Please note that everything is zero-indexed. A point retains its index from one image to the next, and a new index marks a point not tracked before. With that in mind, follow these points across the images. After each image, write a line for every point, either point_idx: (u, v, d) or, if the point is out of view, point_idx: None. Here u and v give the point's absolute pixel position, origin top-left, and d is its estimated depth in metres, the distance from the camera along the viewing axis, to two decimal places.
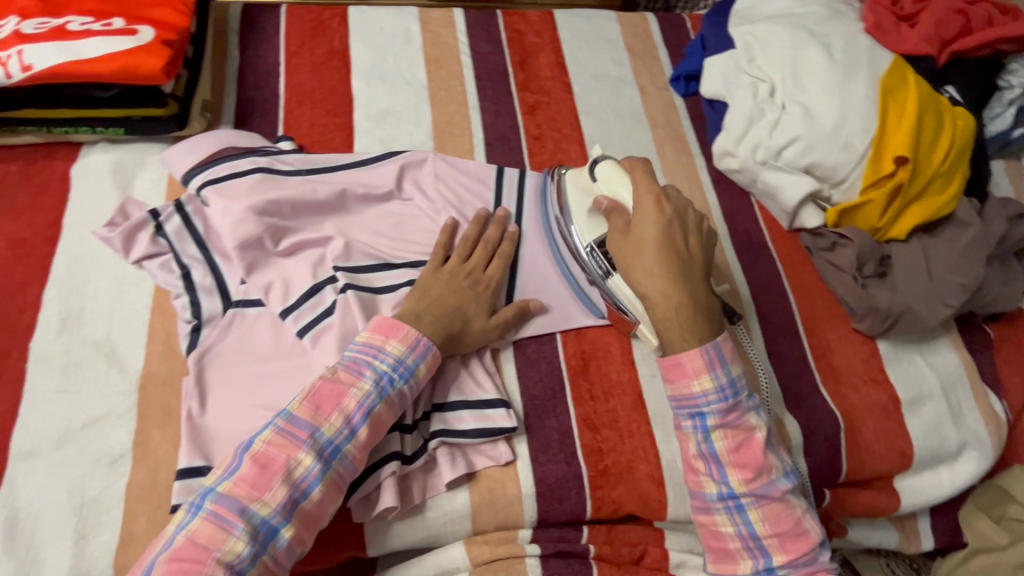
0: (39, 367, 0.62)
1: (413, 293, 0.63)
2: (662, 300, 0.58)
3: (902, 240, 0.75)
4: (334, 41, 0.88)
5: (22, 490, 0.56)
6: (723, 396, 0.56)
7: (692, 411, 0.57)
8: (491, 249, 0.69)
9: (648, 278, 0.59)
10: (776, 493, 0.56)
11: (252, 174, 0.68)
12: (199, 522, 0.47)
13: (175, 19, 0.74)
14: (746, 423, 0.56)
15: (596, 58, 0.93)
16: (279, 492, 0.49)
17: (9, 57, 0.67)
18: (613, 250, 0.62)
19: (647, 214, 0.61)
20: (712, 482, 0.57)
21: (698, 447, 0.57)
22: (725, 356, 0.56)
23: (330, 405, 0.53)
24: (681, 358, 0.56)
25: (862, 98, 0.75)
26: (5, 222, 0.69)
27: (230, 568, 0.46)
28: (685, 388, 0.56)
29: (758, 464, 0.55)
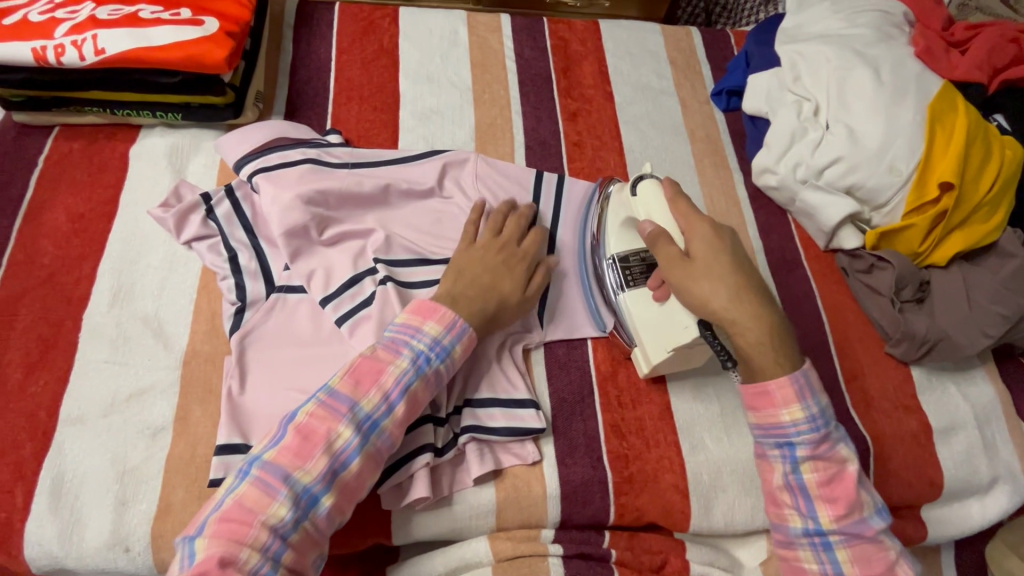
0: (91, 337, 0.65)
1: (448, 275, 0.63)
2: (754, 327, 0.55)
3: (942, 266, 0.74)
4: (384, 40, 0.91)
5: (69, 453, 0.59)
6: (814, 426, 0.54)
7: (779, 441, 0.55)
8: (524, 226, 0.69)
9: (737, 304, 0.55)
10: (869, 532, 0.54)
11: (301, 165, 0.70)
12: (246, 487, 0.49)
13: (238, 13, 0.77)
14: (838, 455, 0.55)
15: (638, 69, 0.94)
16: (321, 461, 0.50)
17: (83, 41, 0.71)
18: (674, 276, 0.58)
19: (708, 236, 0.58)
20: (797, 516, 0.56)
21: (785, 477, 0.56)
22: (815, 387, 0.54)
23: (369, 381, 0.54)
24: (770, 388, 0.54)
25: (909, 122, 0.74)
26: (66, 198, 0.73)
27: (274, 530, 0.48)
28: (772, 417, 0.55)
29: (850, 500, 0.54)
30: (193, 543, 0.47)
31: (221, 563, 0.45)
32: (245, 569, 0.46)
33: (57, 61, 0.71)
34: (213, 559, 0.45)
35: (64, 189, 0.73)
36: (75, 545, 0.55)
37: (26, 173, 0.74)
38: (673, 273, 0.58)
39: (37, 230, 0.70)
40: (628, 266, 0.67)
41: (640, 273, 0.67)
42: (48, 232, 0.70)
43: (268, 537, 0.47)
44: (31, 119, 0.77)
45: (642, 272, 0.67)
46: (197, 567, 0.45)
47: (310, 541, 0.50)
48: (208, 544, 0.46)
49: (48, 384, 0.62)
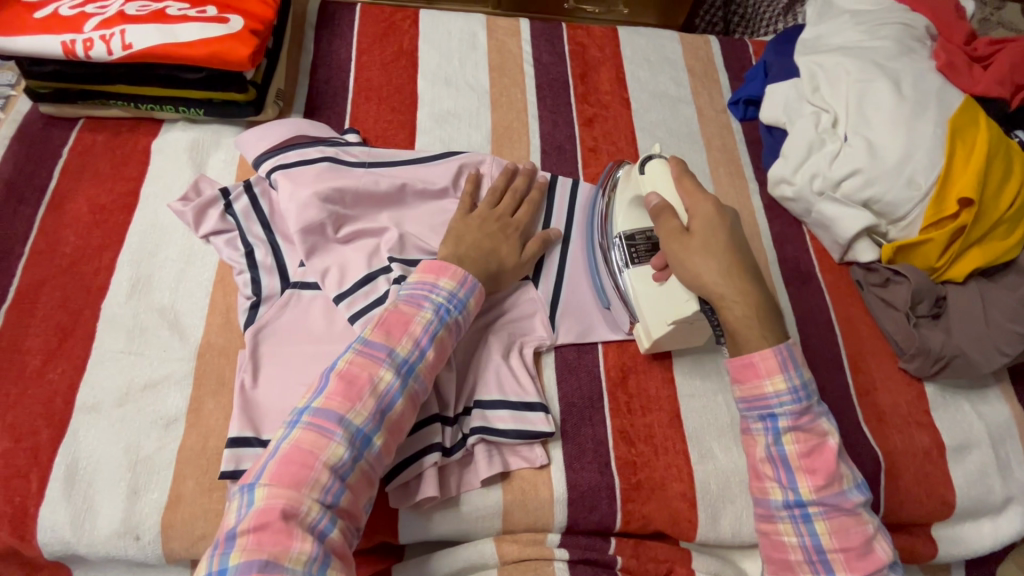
0: (108, 327, 0.65)
1: (448, 240, 0.66)
2: (740, 302, 0.56)
3: (959, 282, 0.73)
4: (404, 42, 0.91)
5: (83, 441, 0.59)
6: (796, 397, 0.54)
7: (762, 413, 0.55)
8: (518, 198, 0.72)
9: (727, 279, 0.57)
10: (847, 504, 0.53)
11: (320, 163, 0.71)
12: (300, 432, 0.50)
13: (262, 12, 0.78)
14: (819, 428, 0.55)
15: (656, 76, 0.94)
16: (369, 403, 0.52)
17: (112, 36, 0.72)
18: (672, 247, 0.60)
19: (710, 213, 0.59)
20: (778, 489, 0.55)
21: (767, 449, 0.55)
22: (798, 359, 0.54)
23: (400, 330, 0.56)
24: (754, 358, 0.54)
25: (929, 136, 0.74)
26: (89, 189, 0.74)
27: (333, 471, 0.49)
28: (757, 388, 0.55)
29: (830, 471, 0.53)
30: (252, 492, 0.47)
31: (285, 510, 0.46)
32: (307, 518, 0.47)
33: (85, 55, 0.72)
34: (276, 506, 0.46)
35: (86, 179, 0.74)
36: (86, 532, 0.56)
37: (50, 164, 0.76)
38: (671, 245, 0.60)
39: (60, 220, 0.71)
40: (634, 245, 0.68)
41: (645, 251, 0.68)
42: (70, 222, 0.71)
43: (328, 478, 0.49)
44: (57, 111, 0.79)
45: (648, 250, 0.68)
46: (258, 516, 0.46)
47: (365, 482, 0.52)
48: (270, 493, 0.47)
49: (65, 371, 0.63)
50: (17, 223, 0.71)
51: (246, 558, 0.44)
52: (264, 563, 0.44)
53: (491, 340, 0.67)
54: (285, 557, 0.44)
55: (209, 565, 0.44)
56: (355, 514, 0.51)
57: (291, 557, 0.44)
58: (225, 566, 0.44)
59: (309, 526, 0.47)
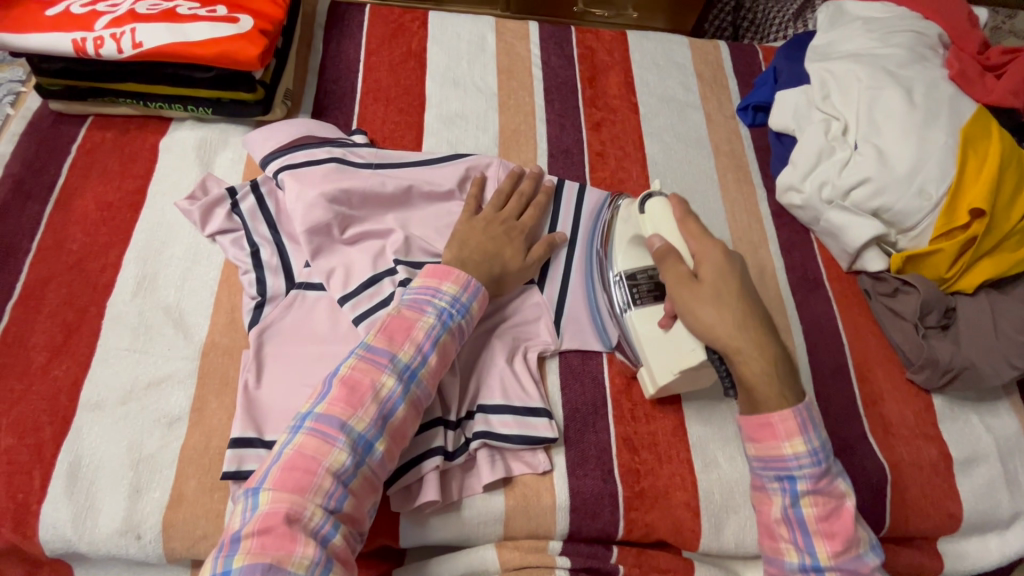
0: (113, 325, 0.66)
1: (452, 242, 0.65)
2: (758, 356, 0.55)
3: (969, 293, 0.72)
4: (413, 43, 0.91)
5: (86, 438, 0.59)
6: (816, 460, 0.54)
7: (780, 474, 0.55)
8: (524, 201, 0.72)
9: (743, 332, 0.56)
10: (864, 569, 0.53)
11: (327, 164, 0.70)
12: (303, 438, 0.50)
13: (272, 12, 0.78)
14: (837, 491, 0.55)
15: (665, 81, 0.94)
16: (371, 409, 0.52)
17: (122, 34, 0.72)
18: (682, 296, 0.59)
19: (719, 260, 0.59)
20: (794, 551, 0.54)
21: (784, 511, 0.55)
22: (817, 420, 0.54)
23: (402, 336, 0.56)
24: (772, 419, 0.54)
25: (941, 146, 0.73)
26: (96, 186, 0.74)
27: (336, 476, 0.49)
28: (774, 449, 0.54)
29: (848, 536, 0.53)
30: (257, 496, 0.48)
31: (288, 515, 0.46)
32: (310, 523, 0.47)
33: (95, 53, 0.72)
34: (280, 511, 0.46)
35: (95, 176, 0.75)
36: (88, 530, 0.56)
37: (59, 160, 0.76)
38: (681, 293, 0.59)
39: (67, 217, 0.72)
40: (635, 284, 0.66)
41: (648, 291, 0.66)
42: (78, 219, 0.72)
43: (331, 483, 0.49)
44: (66, 107, 0.79)
45: (650, 290, 0.66)
46: (262, 521, 0.46)
47: (368, 487, 0.51)
48: (274, 498, 0.47)
49: (70, 368, 0.63)
50: (25, 219, 0.71)
51: (249, 562, 0.44)
52: (268, 567, 0.44)
53: (496, 344, 0.66)
54: (289, 561, 0.44)
55: (213, 568, 0.44)
56: (358, 519, 0.51)
57: (294, 561, 0.45)
58: (228, 568, 0.44)
59: (312, 531, 0.47)
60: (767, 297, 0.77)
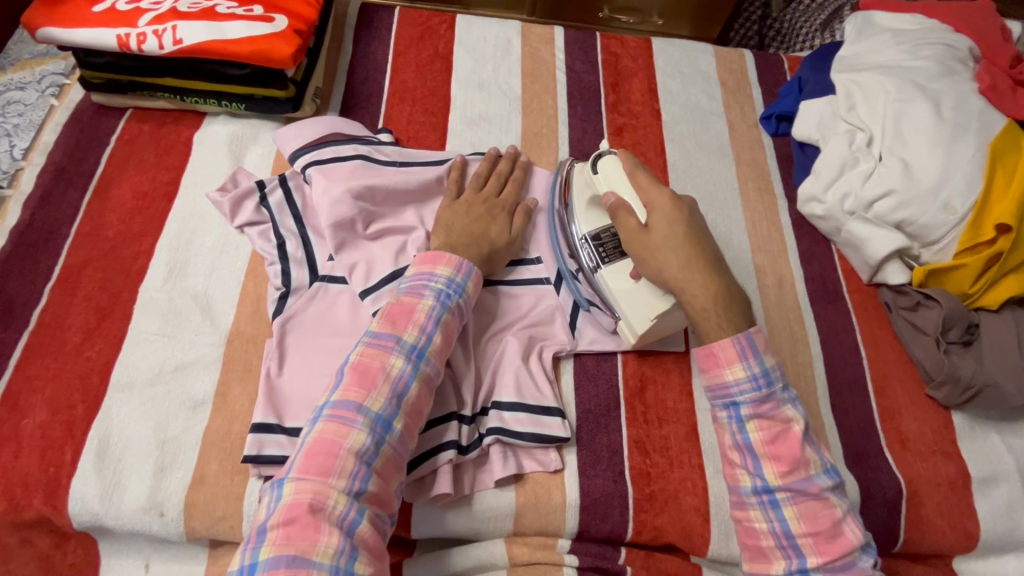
0: (144, 310, 0.68)
1: (438, 229, 0.67)
2: (701, 293, 0.58)
3: (993, 310, 0.71)
4: (440, 45, 0.93)
5: (115, 416, 0.62)
6: (757, 385, 0.55)
7: (725, 401, 0.56)
8: (503, 179, 0.75)
9: (687, 272, 0.59)
10: (813, 489, 0.53)
11: (353, 160, 0.72)
12: (323, 424, 0.52)
13: (307, 13, 0.81)
14: (783, 415, 0.55)
15: (688, 88, 0.94)
16: (384, 389, 0.54)
17: (164, 31, 0.75)
18: (632, 246, 0.62)
19: (668, 208, 0.62)
20: (746, 476, 0.55)
21: (732, 437, 0.56)
22: (758, 347, 0.55)
23: (405, 319, 0.58)
24: (714, 349, 0.56)
25: (969, 159, 0.72)
26: (133, 176, 0.77)
27: (359, 457, 0.51)
28: (717, 377, 0.56)
29: (795, 457, 0.53)
30: (281, 487, 0.49)
31: (312, 505, 0.48)
32: (334, 512, 0.48)
33: (138, 48, 0.75)
34: (303, 502, 0.48)
35: (131, 167, 0.78)
36: (114, 505, 0.58)
37: (98, 151, 0.79)
38: (630, 242, 0.62)
39: (105, 205, 0.75)
40: (601, 244, 0.68)
41: (613, 248, 0.68)
42: (114, 207, 0.74)
43: (354, 464, 0.50)
44: (107, 100, 0.82)
45: (616, 246, 0.68)
46: (287, 512, 0.47)
47: (392, 467, 0.53)
48: (297, 488, 0.48)
49: (103, 350, 0.65)
50: (65, 206, 0.74)
51: (275, 554, 0.45)
52: (292, 559, 0.45)
53: (513, 342, 0.67)
54: (313, 552, 0.46)
55: (242, 561, 0.46)
56: (386, 500, 0.52)
57: (318, 551, 0.46)
58: (256, 560, 0.46)
59: (336, 520, 0.48)
60: (784, 306, 0.77)
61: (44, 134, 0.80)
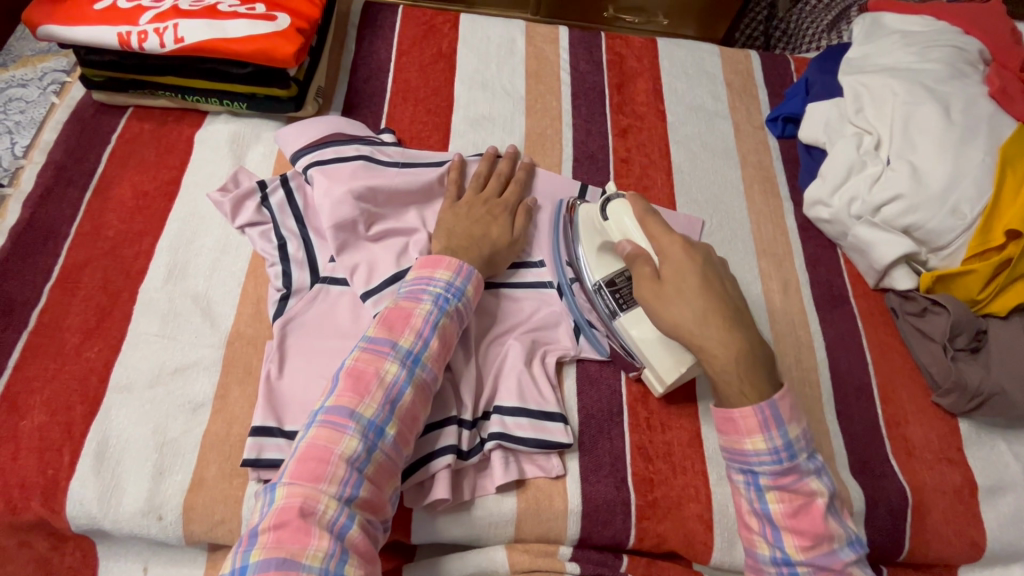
0: (144, 311, 0.67)
1: (440, 233, 0.67)
2: (722, 353, 0.55)
3: (1001, 317, 0.70)
4: (443, 45, 0.92)
5: (114, 418, 0.61)
6: (777, 457, 0.53)
7: (743, 467, 0.55)
8: (504, 180, 0.75)
9: (705, 328, 0.56)
10: (837, 565, 0.52)
11: (355, 161, 0.71)
12: (316, 429, 0.51)
13: (310, 12, 0.80)
14: (806, 488, 0.53)
15: (693, 89, 0.93)
16: (377, 395, 0.53)
17: (165, 29, 0.74)
18: (647, 298, 0.59)
19: (683, 259, 0.59)
20: (765, 544, 0.54)
21: (751, 504, 0.55)
22: (782, 417, 0.53)
23: (402, 325, 0.57)
24: (733, 413, 0.54)
25: (978, 164, 0.71)
26: (134, 175, 0.76)
27: (350, 462, 0.50)
28: (737, 443, 0.54)
29: (818, 532, 0.52)
30: (274, 491, 0.49)
31: (302, 509, 0.47)
32: (324, 517, 0.47)
33: (139, 46, 0.75)
34: (294, 505, 0.47)
35: (132, 166, 0.77)
36: (112, 509, 0.58)
37: (98, 149, 0.78)
38: (644, 295, 0.59)
39: (105, 204, 0.74)
40: (617, 290, 0.67)
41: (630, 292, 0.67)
42: (114, 206, 0.74)
43: (345, 470, 0.50)
44: (108, 98, 0.82)
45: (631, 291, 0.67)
46: (278, 515, 0.47)
47: (385, 473, 0.52)
48: (288, 493, 0.48)
49: (102, 351, 0.65)
50: (65, 205, 0.74)
51: (265, 556, 0.45)
52: (282, 562, 0.44)
53: (514, 346, 0.66)
54: (303, 555, 0.45)
55: (232, 562, 0.45)
56: (377, 506, 0.51)
57: (307, 555, 0.45)
58: (246, 563, 0.45)
59: (326, 525, 0.47)
60: (789, 311, 0.76)
61: (45, 132, 0.79)
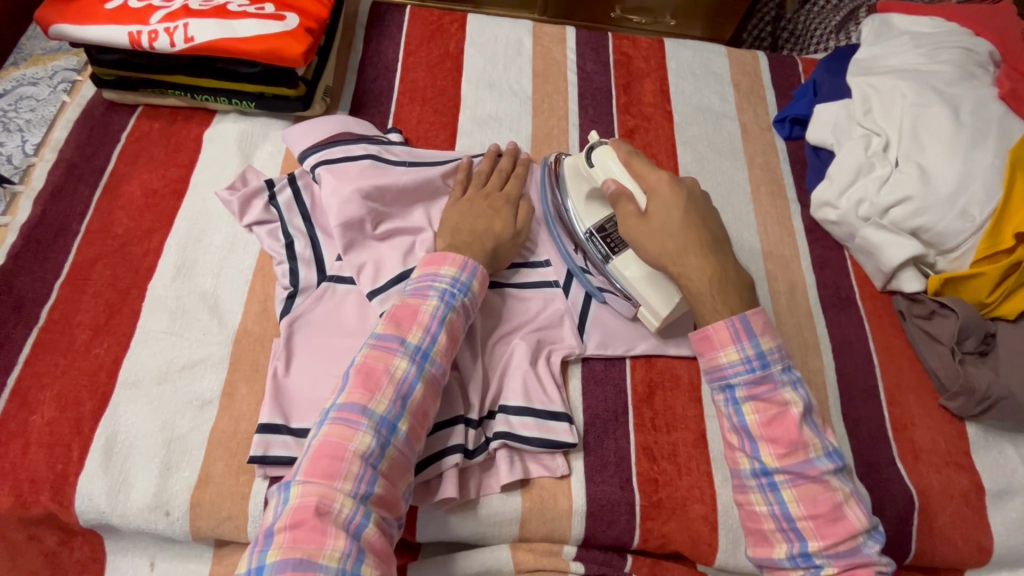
0: (152, 308, 0.68)
1: (444, 231, 0.67)
2: (698, 276, 0.58)
3: (1010, 320, 0.69)
4: (451, 44, 0.93)
5: (122, 414, 0.62)
6: (750, 367, 0.54)
7: (720, 383, 0.56)
8: (505, 175, 0.75)
9: (685, 257, 0.58)
10: (813, 472, 0.51)
11: (362, 160, 0.72)
12: (329, 426, 0.51)
13: (318, 11, 0.81)
14: (780, 398, 0.54)
15: (700, 90, 0.93)
16: (388, 391, 0.53)
17: (176, 28, 0.75)
18: (631, 232, 0.61)
19: (667, 193, 0.60)
20: (745, 458, 0.54)
21: (730, 420, 0.55)
22: (753, 328, 0.55)
23: (409, 321, 0.57)
24: (709, 332, 0.56)
25: (987, 166, 0.71)
26: (143, 174, 0.77)
27: (364, 459, 0.50)
28: (712, 360, 0.56)
29: (793, 440, 0.52)
30: (288, 490, 0.49)
31: (318, 508, 0.47)
32: (340, 516, 0.48)
33: (149, 46, 0.75)
34: (310, 504, 0.47)
35: (141, 164, 0.78)
36: (120, 503, 0.58)
37: (108, 148, 0.79)
38: (629, 229, 0.61)
39: (114, 202, 0.75)
40: (606, 235, 0.69)
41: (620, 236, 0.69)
42: (124, 204, 0.74)
43: (360, 467, 0.50)
44: (118, 97, 0.82)
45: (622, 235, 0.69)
46: (293, 515, 0.47)
47: (398, 468, 0.53)
48: (303, 492, 0.48)
49: (110, 347, 0.65)
50: (75, 202, 0.74)
51: (281, 557, 0.45)
52: (299, 562, 0.45)
53: (520, 346, 0.66)
54: (320, 554, 0.45)
55: (248, 563, 0.46)
56: (392, 503, 0.52)
57: (325, 554, 0.45)
58: (263, 564, 0.45)
59: (343, 523, 0.47)
60: (796, 312, 0.76)
61: (55, 130, 0.80)
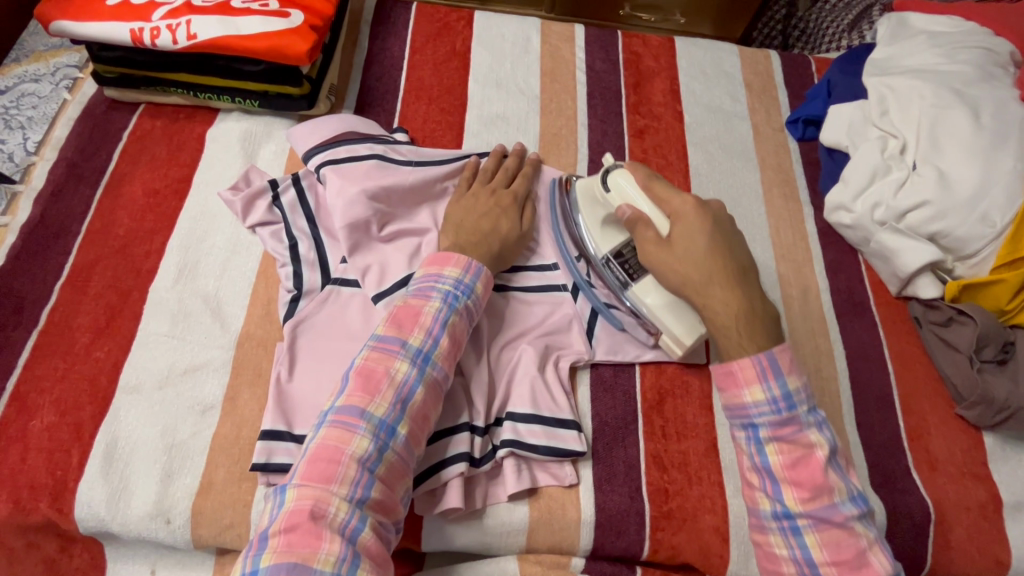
0: (154, 311, 0.67)
1: (448, 229, 0.66)
2: (722, 308, 0.56)
3: None
4: (457, 42, 0.91)
5: (123, 419, 0.61)
6: (776, 407, 0.52)
7: (743, 422, 0.54)
8: (511, 174, 0.73)
9: (708, 287, 0.57)
10: (838, 518, 0.50)
11: (367, 160, 0.70)
12: (326, 429, 0.50)
13: (323, 8, 0.79)
14: (805, 440, 0.52)
15: (711, 89, 0.91)
16: (388, 394, 0.52)
17: (178, 25, 0.73)
18: (652, 259, 0.60)
19: (689, 219, 0.59)
20: (766, 498, 0.52)
21: (751, 460, 0.53)
22: (780, 367, 0.52)
23: (411, 323, 0.56)
24: (733, 367, 0.53)
25: (1009, 171, 0.69)
26: (145, 173, 0.76)
27: (361, 463, 0.49)
28: (736, 397, 0.53)
29: (818, 484, 0.50)
30: (284, 494, 0.48)
31: (313, 511, 0.46)
32: (335, 520, 0.46)
33: (151, 43, 0.74)
34: (305, 507, 0.46)
35: (143, 164, 0.76)
36: (121, 511, 0.57)
37: (110, 147, 0.78)
38: (650, 257, 0.60)
39: (116, 202, 0.73)
40: (624, 261, 0.67)
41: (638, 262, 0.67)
42: (125, 204, 0.73)
43: (357, 471, 0.49)
44: (120, 95, 0.81)
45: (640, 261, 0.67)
46: (289, 518, 0.46)
47: (397, 473, 0.51)
48: (299, 495, 0.47)
49: (111, 351, 0.64)
50: (76, 202, 0.73)
51: (276, 561, 0.44)
52: (293, 567, 0.44)
53: (528, 351, 0.65)
54: (315, 559, 0.44)
55: (243, 567, 0.45)
56: (390, 507, 0.50)
57: (319, 559, 0.44)
58: (256, 568, 0.44)
59: (338, 528, 0.46)
60: (809, 319, 0.74)
61: (57, 128, 0.79)
